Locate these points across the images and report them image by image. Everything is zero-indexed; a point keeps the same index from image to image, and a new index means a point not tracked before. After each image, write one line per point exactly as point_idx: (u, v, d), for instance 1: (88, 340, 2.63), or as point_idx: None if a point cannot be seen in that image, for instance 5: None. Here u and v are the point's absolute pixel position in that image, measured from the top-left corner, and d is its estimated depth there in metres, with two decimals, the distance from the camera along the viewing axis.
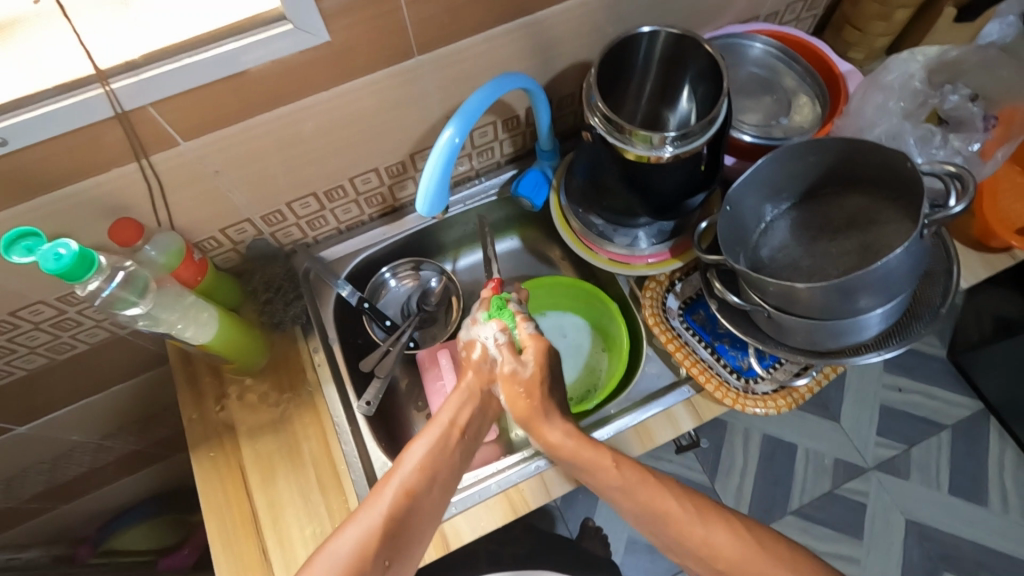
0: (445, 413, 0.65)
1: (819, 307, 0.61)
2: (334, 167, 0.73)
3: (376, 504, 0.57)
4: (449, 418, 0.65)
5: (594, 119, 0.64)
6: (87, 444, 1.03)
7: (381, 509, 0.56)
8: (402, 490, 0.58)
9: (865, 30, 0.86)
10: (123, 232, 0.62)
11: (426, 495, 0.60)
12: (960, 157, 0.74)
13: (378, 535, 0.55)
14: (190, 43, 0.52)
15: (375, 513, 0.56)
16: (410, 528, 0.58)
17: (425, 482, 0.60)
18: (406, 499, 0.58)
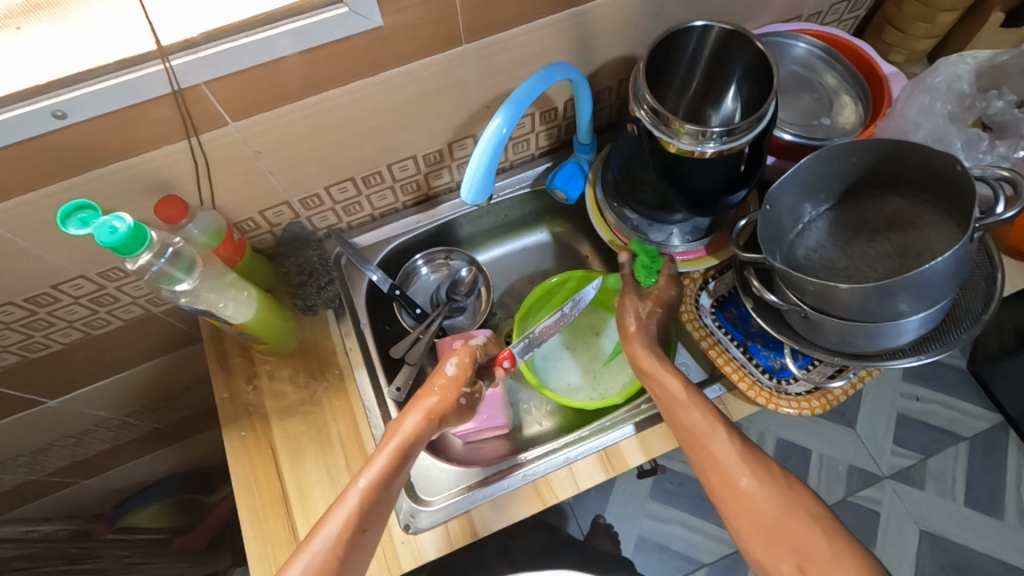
0: (398, 433, 0.64)
1: (858, 309, 0.61)
2: (374, 153, 0.74)
3: (318, 541, 0.58)
4: (401, 438, 0.64)
5: (640, 112, 0.64)
6: (112, 420, 1.05)
7: (328, 541, 0.58)
8: (350, 525, 0.59)
9: (907, 32, 0.85)
10: (169, 208, 0.62)
11: (373, 527, 0.61)
12: (1006, 163, 0.73)
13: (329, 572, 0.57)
14: (246, 22, 0.53)
15: (320, 549, 0.57)
16: (354, 557, 0.59)
17: (370, 514, 0.60)
18: (356, 535, 0.59)
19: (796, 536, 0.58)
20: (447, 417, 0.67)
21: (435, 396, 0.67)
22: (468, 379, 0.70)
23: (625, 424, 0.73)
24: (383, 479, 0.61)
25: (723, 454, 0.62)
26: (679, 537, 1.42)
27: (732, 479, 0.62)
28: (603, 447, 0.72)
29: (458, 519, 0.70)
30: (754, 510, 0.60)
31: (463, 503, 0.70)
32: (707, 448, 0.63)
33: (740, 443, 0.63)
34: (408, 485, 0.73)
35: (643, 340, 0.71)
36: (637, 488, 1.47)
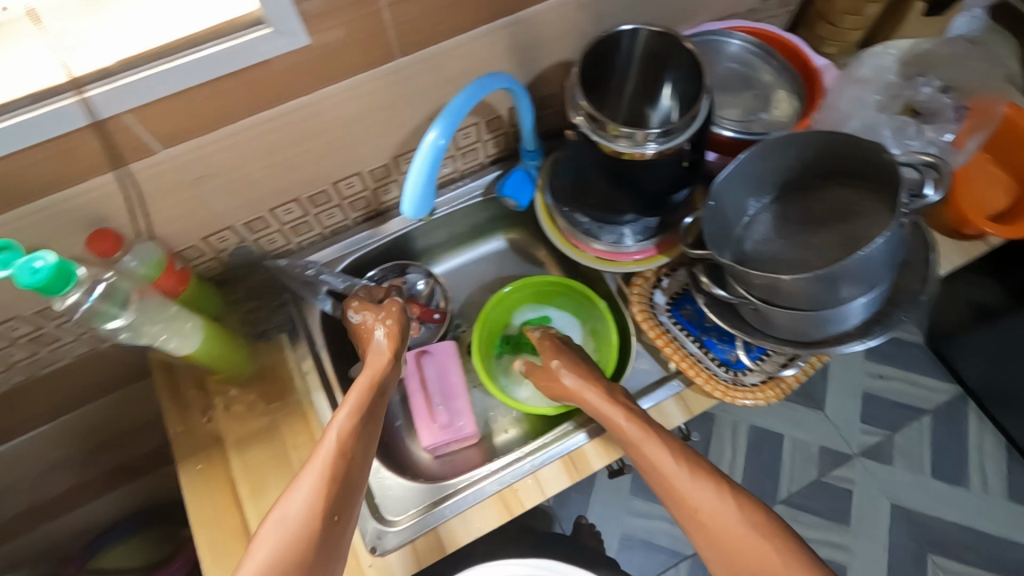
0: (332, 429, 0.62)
1: (806, 297, 0.62)
2: (318, 172, 0.73)
3: (308, 474, 0.59)
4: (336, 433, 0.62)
5: (578, 118, 0.64)
6: (70, 460, 1.01)
7: (321, 473, 0.59)
8: (334, 451, 0.61)
9: (838, 25, 0.87)
10: (102, 241, 0.60)
11: (361, 453, 0.62)
12: (934, 147, 0.76)
13: (325, 495, 0.58)
14: (167, 47, 0.51)
15: (317, 477, 0.59)
16: (349, 480, 0.60)
17: (353, 440, 0.62)
18: (343, 459, 0.60)
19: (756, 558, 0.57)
20: (397, 346, 0.72)
21: (382, 333, 0.72)
22: (381, 309, 0.74)
23: (576, 433, 0.73)
24: (360, 408, 0.64)
25: (665, 467, 0.63)
26: (663, 531, 1.43)
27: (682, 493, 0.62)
28: (567, 452, 0.72)
29: (425, 537, 0.69)
30: (707, 523, 0.60)
31: (429, 520, 0.69)
32: (648, 458, 0.64)
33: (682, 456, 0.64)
34: (373, 506, 0.71)
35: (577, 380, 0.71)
36: (617, 485, 1.48)
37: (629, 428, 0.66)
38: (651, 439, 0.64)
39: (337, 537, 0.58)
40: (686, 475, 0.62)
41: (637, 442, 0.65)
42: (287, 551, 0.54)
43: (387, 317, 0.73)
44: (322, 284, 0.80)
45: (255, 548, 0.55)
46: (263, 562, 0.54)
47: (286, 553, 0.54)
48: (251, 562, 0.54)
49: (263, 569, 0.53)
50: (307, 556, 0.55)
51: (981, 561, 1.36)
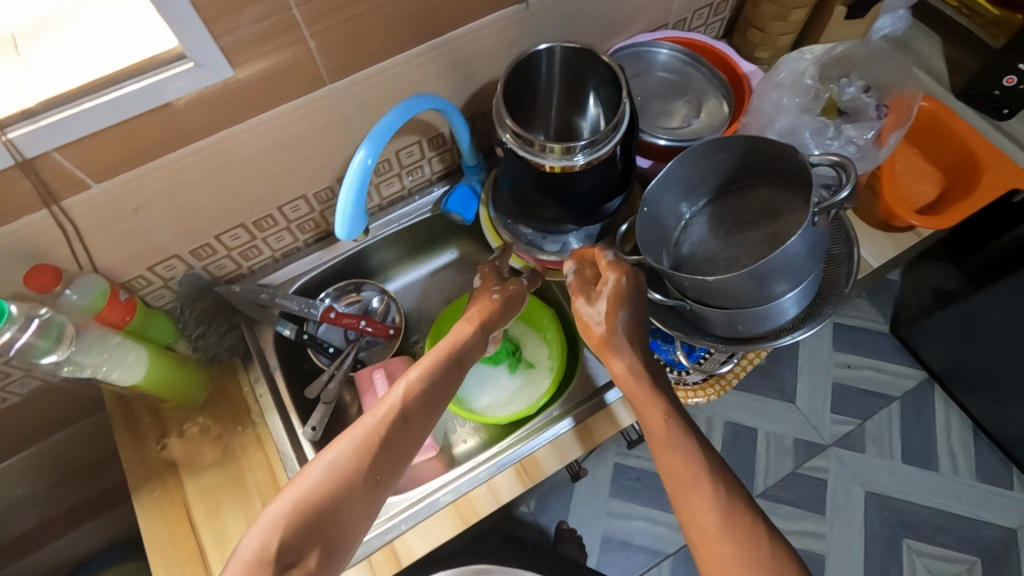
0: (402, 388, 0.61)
1: (735, 296, 0.64)
2: (261, 197, 0.74)
3: (362, 424, 0.59)
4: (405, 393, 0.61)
5: (506, 136, 0.66)
6: (36, 495, 1.00)
7: (374, 427, 0.58)
8: (394, 410, 0.60)
9: (767, 31, 0.91)
10: (40, 277, 0.61)
11: (418, 420, 0.61)
12: (854, 146, 0.79)
13: (372, 451, 0.57)
14: (88, 86, 0.52)
15: (370, 430, 0.58)
16: (395, 446, 0.59)
17: (417, 404, 0.61)
18: (399, 421, 0.59)
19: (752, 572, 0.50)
20: (489, 318, 0.69)
21: (479, 302, 0.71)
22: (500, 283, 0.73)
23: (562, 419, 0.75)
24: (435, 372, 0.63)
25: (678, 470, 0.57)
26: (643, 531, 1.44)
27: (691, 500, 0.55)
28: (519, 459, 0.73)
29: (381, 551, 0.70)
30: (704, 529, 0.54)
31: (385, 534, 0.70)
32: (666, 454, 0.58)
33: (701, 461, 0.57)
34: None
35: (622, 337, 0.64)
36: (596, 488, 1.49)
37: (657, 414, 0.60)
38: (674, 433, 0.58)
39: (372, 496, 0.57)
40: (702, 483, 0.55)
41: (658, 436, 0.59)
42: (325, 498, 0.54)
43: (497, 291, 0.71)
44: (273, 306, 0.82)
45: (286, 492, 0.54)
46: (299, 499, 0.54)
47: (311, 508, 0.53)
48: (287, 497, 0.54)
49: (295, 507, 0.53)
50: (336, 507, 0.54)
51: (954, 542, 1.39)
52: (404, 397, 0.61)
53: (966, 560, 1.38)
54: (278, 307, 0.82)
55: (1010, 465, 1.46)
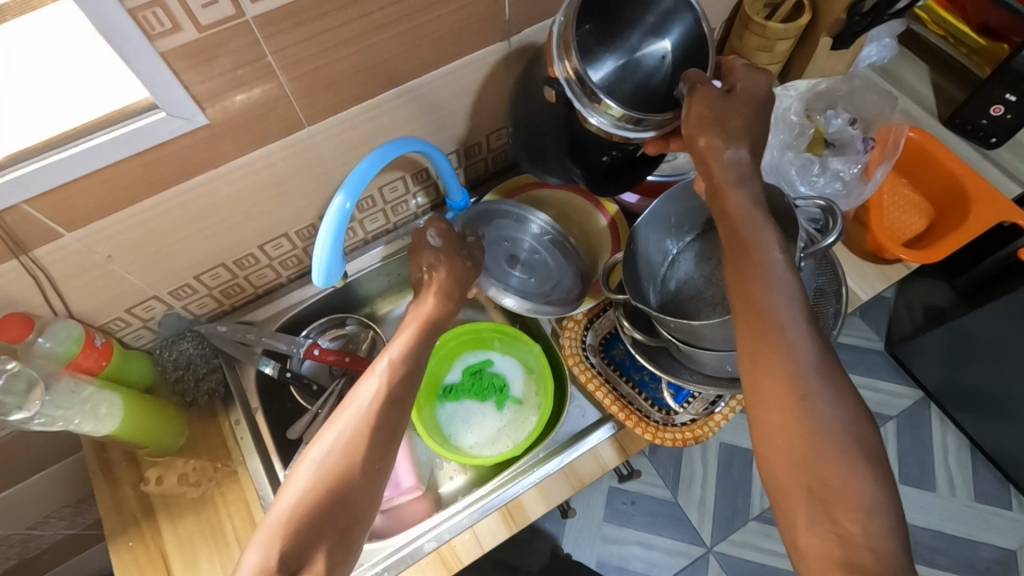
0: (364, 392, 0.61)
1: (722, 338, 0.63)
2: (242, 236, 0.73)
3: (351, 415, 0.59)
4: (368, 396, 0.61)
5: (565, 67, 0.56)
6: (12, 537, 0.98)
7: (362, 417, 0.59)
8: (381, 395, 0.61)
9: (752, 61, 0.90)
10: (9, 327, 0.59)
11: (407, 398, 0.62)
12: (840, 179, 0.79)
13: (364, 438, 0.57)
14: (56, 138, 0.51)
15: (359, 419, 0.59)
16: (374, 445, 0.57)
17: (402, 385, 0.62)
18: (389, 406, 0.60)
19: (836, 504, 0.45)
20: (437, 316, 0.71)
21: (441, 268, 0.74)
22: (463, 245, 0.76)
23: (601, 427, 0.75)
24: (413, 349, 0.66)
25: (780, 368, 0.48)
26: (636, 557, 1.42)
27: (773, 408, 0.48)
28: (504, 503, 0.72)
29: None
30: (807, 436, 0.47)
31: None
32: (768, 347, 0.49)
33: (795, 367, 0.48)
34: None
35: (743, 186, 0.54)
36: (590, 512, 1.47)
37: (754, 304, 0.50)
38: (772, 329, 0.49)
39: (363, 501, 0.55)
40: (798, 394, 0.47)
41: (759, 327, 0.50)
42: (313, 512, 0.52)
43: (466, 255, 0.76)
44: (256, 346, 0.81)
45: (273, 513, 0.53)
46: (287, 518, 0.52)
47: (299, 522, 0.51)
48: (276, 517, 0.52)
49: (285, 526, 0.51)
50: (327, 516, 0.52)
51: (952, 563, 1.38)
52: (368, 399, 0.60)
53: None
54: (261, 345, 0.81)
55: (1007, 484, 1.45)
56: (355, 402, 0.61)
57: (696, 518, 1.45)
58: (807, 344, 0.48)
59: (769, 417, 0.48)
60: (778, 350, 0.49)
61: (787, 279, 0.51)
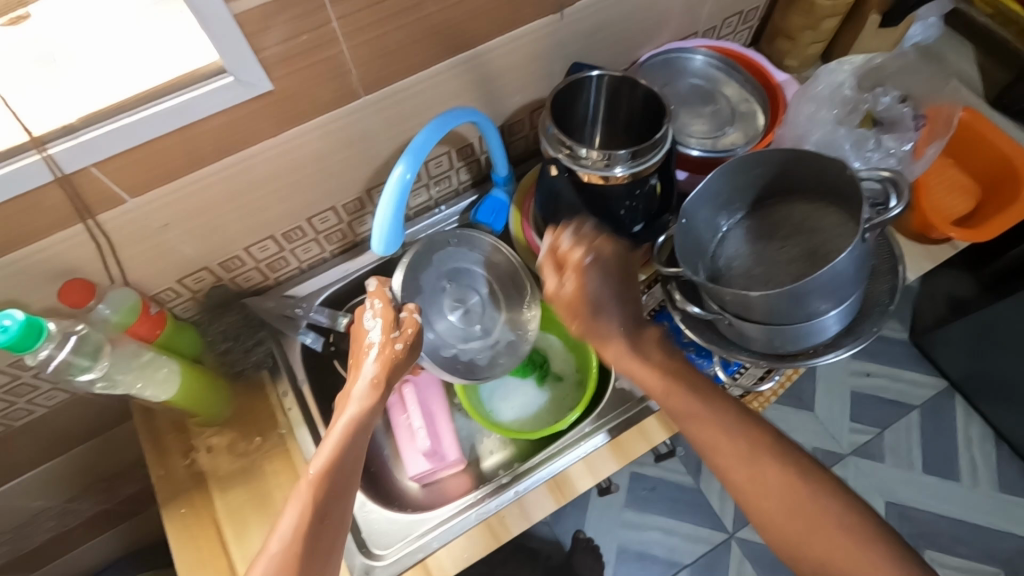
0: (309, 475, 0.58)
1: (776, 314, 0.62)
2: (292, 209, 0.73)
3: (282, 527, 0.55)
4: (313, 481, 0.57)
5: (557, 154, 0.65)
6: (52, 509, 0.99)
7: (302, 511, 0.55)
8: (320, 487, 0.57)
9: (797, 40, 0.89)
10: (72, 293, 0.60)
11: (349, 489, 0.59)
12: (893, 158, 0.78)
13: (305, 535, 0.54)
14: (128, 102, 0.51)
15: (296, 519, 0.55)
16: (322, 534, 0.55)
17: (343, 473, 0.58)
18: (331, 497, 0.57)
19: (796, 523, 0.53)
20: (388, 375, 0.66)
21: (376, 351, 0.66)
22: (397, 327, 0.68)
23: (597, 434, 0.75)
24: (345, 450, 0.60)
25: (711, 441, 0.58)
26: (658, 542, 1.42)
27: (723, 455, 0.57)
28: (552, 476, 0.73)
29: (414, 569, 0.69)
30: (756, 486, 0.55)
31: (417, 552, 0.69)
32: (698, 428, 0.59)
33: (717, 412, 0.58)
34: (360, 541, 0.71)
35: (613, 331, 0.64)
36: (611, 498, 1.48)
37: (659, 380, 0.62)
38: (684, 393, 0.60)
39: None
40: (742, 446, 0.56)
41: (668, 384, 0.61)
42: None
43: (399, 338, 0.67)
44: (300, 319, 0.82)
45: None
46: None
47: None
48: None
49: None
50: None
51: (973, 553, 1.36)
52: (313, 485, 0.57)
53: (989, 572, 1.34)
54: (305, 317, 0.82)
55: None
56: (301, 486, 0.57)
57: (718, 504, 1.45)
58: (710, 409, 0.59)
59: (743, 472, 0.56)
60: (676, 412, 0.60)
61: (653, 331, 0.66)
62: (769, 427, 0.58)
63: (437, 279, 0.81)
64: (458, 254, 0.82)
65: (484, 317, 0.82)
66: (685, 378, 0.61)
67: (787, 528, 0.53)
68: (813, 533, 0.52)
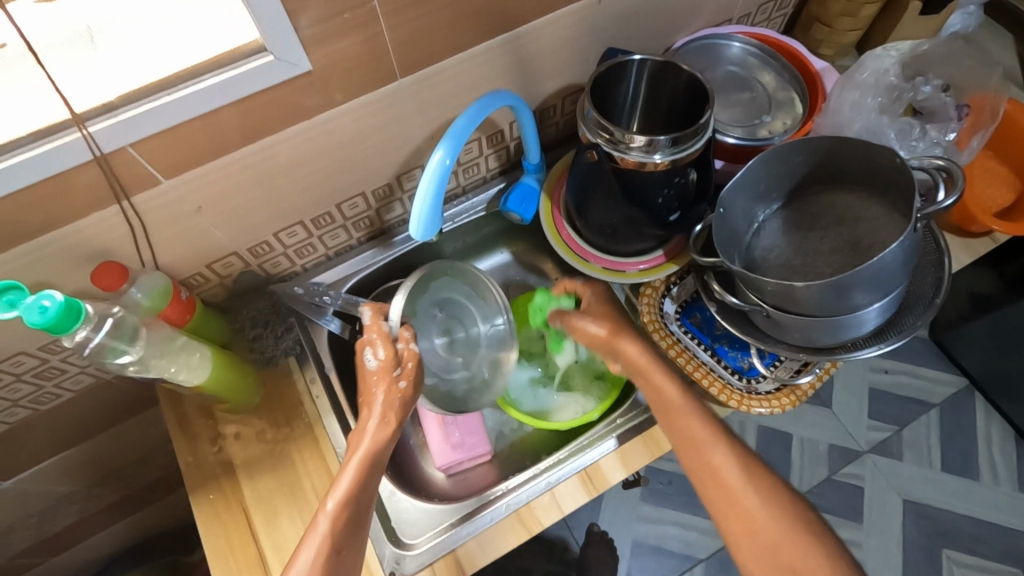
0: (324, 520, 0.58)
1: (819, 306, 0.61)
2: (321, 194, 0.72)
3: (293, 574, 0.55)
4: (326, 525, 0.58)
5: (596, 139, 0.63)
6: (75, 494, 0.99)
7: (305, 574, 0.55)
8: (324, 548, 0.57)
9: (834, 27, 0.87)
10: (107, 276, 0.59)
11: (352, 544, 0.59)
12: (938, 147, 0.77)
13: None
14: (168, 81, 0.51)
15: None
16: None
17: (345, 531, 0.58)
18: (334, 558, 0.57)
19: (791, 555, 0.55)
20: (399, 413, 0.64)
21: (381, 391, 0.64)
22: (398, 363, 0.65)
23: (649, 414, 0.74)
24: (354, 493, 0.60)
25: (725, 470, 0.61)
26: (675, 537, 1.39)
27: (737, 501, 0.59)
28: (583, 468, 0.72)
29: (444, 560, 0.68)
30: (739, 504, 0.59)
31: (446, 542, 0.68)
32: (706, 460, 0.61)
33: (740, 458, 0.61)
34: (389, 529, 0.70)
35: (631, 340, 0.69)
36: (627, 493, 1.44)
37: (671, 395, 0.66)
38: (696, 435, 0.62)
39: None
40: (742, 480, 0.60)
41: (672, 407, 0.65)
42: None
43: (402, 376, 0.64)
44: (328, 307, 0.80)
45: None
46: None
47: None
48: None
49: None
50: None
51: (992, 552, 1.34)
52: (327, 527, 0.58)
53: (1008, 572, 1.32)
54: (332, 306, 0.80)
55: None
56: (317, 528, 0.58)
57: None
58: (727, 459, 0.61)
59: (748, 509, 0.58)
60: (677, 435, 0.64)
61: (637, 350, 0.69)
62: (773, 476, 0.61)
63: (428, 306, 0.74)
64: (452, 281, 0.77)
65: (467, 351, 0.77)
66: (687, 397, 0.65)
67: (764, 558, 0.56)
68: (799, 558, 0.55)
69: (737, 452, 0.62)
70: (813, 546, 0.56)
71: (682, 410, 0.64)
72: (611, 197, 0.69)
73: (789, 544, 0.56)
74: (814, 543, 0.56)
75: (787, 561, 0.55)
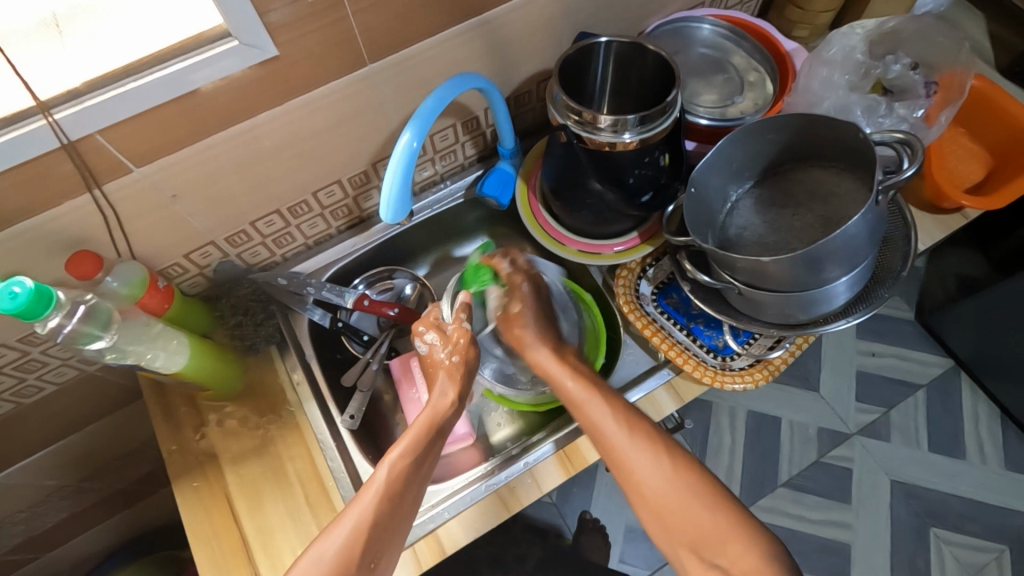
0: (382, 475, 0.61)
1: (788, 280, 0.61)
2: (297, 182, 0.72)
3: (352, 514, 0.59)
4: (386, 480, 0.61)
5: (566, 120, 0.64)
6: (67, 487, 1.00)
7: (364, 514, 0.59)
8: (381, 493, 0.60)
9: (807, 8, 0.88)
10: (83, 264, 0.60)
11: (409, 494, 0.62)
12: (905, 124, 0.78)
13: (364, 538, 0.58)
14: (134, 66, 0.51)
15: (358, 519, 0.59)
16: (388, 526, 0.60)
17: (402, 482, 0.62)
18: (389, 504, 0.60)
19: (714, 535, 0.57)
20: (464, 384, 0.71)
21: (444, 370, 0.71)
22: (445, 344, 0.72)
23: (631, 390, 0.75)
24: (416, 448, 0.64)
25: (607, 429, 0.63)
26: None
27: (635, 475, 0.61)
28: (562, 447, 0.73)
29: (425, 540, 0.69)
30: (648, 498, 0.61)
31: (428, 522, 0.70)
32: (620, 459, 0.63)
33: (630, 420, 0.64)
34: None
35: (540, 345, 0.71)
36: (617, 479, 1.45)
37: (573, 387, 0.67)
38: (594, 399, 0.65)
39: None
40: (625, 438, 0.62)
41: (578, 400, 0.66)
42: None
43: (455, 351, 0.71)
44: (310, 297, 0.81)
45: None
46: None
47: None
48: None
49: None
50: None
51: (980, 529, 1.35)
52: (386, 479, 0.61)
53: (994, 549, 1.33)
54: (314, 295, 0.80)
55: None
56: (373, 479, 0.61)
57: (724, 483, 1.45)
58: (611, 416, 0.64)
59: (628, 465, 0.62)
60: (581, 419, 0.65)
61: (544, 356, 0.70)
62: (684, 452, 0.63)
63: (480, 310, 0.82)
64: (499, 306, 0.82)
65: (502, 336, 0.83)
66: (588, 390, 0.66)
67: (677, 538, 0.59)
68: (727, 542, 0.57)
69: (628, 417, 0.64)
70: (717, 510, 0.59)
71: (587, 404, 0.65)
72: (583, 179, 0.70)
73: (696, 510, 0.59)
74: (737, 524, 0.57)
75: (687, 516, 0.59)
